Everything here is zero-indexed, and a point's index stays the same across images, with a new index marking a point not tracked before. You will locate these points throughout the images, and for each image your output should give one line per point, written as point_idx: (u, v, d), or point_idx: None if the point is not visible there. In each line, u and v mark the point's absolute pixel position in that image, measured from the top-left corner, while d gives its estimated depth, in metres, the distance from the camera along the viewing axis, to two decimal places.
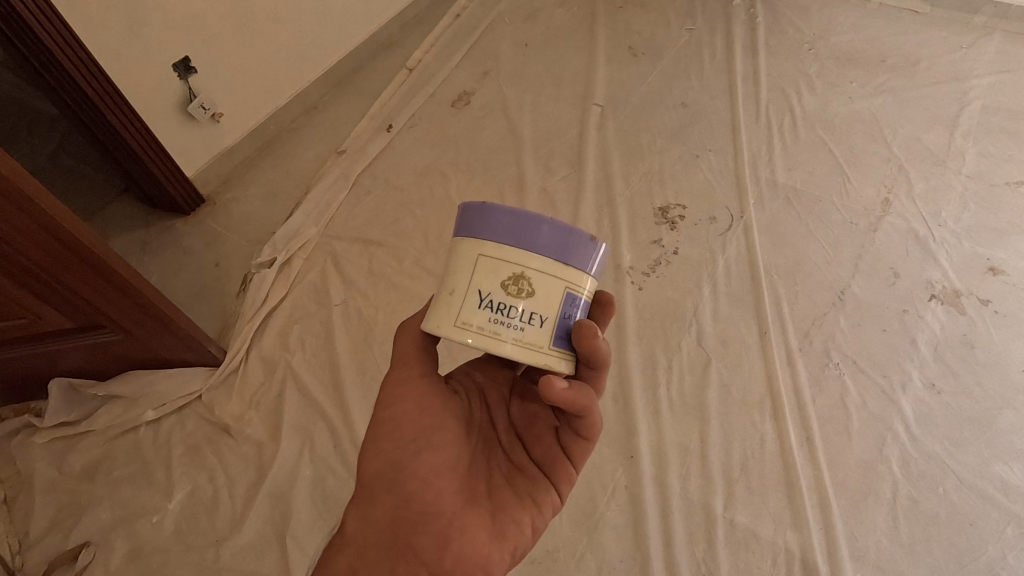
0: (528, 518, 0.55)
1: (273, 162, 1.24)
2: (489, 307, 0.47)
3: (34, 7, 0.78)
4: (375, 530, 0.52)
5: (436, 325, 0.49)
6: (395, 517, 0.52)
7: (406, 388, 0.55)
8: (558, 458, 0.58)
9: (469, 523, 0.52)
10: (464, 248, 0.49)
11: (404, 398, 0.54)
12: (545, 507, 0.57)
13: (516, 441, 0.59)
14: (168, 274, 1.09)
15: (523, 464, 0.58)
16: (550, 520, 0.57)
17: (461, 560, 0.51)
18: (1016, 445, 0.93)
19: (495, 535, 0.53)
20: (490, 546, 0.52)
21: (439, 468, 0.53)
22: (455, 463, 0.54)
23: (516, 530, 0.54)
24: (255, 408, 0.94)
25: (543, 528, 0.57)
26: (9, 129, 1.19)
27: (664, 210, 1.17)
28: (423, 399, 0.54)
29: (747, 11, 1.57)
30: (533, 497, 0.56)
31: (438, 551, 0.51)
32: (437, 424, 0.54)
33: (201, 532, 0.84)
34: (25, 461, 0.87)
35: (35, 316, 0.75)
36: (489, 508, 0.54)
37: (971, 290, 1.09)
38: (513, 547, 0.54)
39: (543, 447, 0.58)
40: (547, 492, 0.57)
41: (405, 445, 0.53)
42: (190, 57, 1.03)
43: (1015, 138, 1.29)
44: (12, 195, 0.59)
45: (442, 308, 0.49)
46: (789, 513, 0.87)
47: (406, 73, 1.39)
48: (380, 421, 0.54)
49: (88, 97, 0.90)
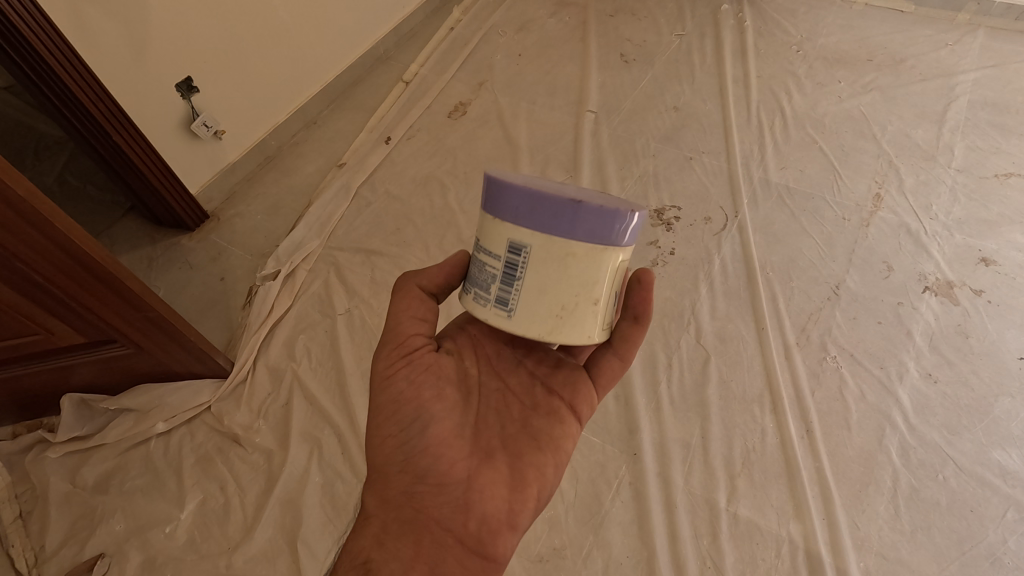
0: (548, 460, 0.58)
1: (274, 177, 1.27)
2: (614, 303, 0.53)
3: (42, 33, 0.81)
4: (393, 507, 0.55)
5: (592, 339, 0.51)
6: (414, 493, 0.55)
7: (393, 364, 0.55)
8: (574, 395, 0.62)
9: (488, 484, 0.55)
10: (606, 254, 0.48)
11: (394, 377, 0.55)
12: (565, 443, 0.60)
13: (530, 382, 0.62)
14: (174, 288, 1.11)
15: (535, 405, 0.61)
16: (571, 453, 0.61)
17: (484, 520, 0.54)
18: (1012, 431, 0.95)
19: (515, 486, 0.56)
20: (512, 499, 0.56)
21: (447, 436, 0.55)
22: (461, 428, 0.57)
23: (536, 475, 0.57)
24: (263, 418, 0.96)
25: (566, 464, 0.60)
26: (16, 152, 1.23)
27: (659, 212, 1.19)
28: (414, 374, 0.55)
29: (735, 15, 1.61)
30: (552, 437, 0.59)
31: (463, 518, 0.54)
32: (434, 394, 0.56)
33: (214, 540, 0.85)
34: (39, 475, 0.88)
35: (48, 332, 0.77)
36: (506, 460, 0.57)
37: (964, 281, 1.10)
38: (535, 492, 0.57)
39: (555, 382, 0.62)
40: (564, 427, 0.60)
41: (408, 425, 0.54)
42: (192, 76, 1.06)
43: (1003, 132, 1.32)
44: (24, 212, 0.62)
45: (586, 318, 0.50)
46: (792, 505, 0.88)
47: (403, 86, 1.42)
48: (378, 405, 0.56)
49: (95, 119, 0.92)
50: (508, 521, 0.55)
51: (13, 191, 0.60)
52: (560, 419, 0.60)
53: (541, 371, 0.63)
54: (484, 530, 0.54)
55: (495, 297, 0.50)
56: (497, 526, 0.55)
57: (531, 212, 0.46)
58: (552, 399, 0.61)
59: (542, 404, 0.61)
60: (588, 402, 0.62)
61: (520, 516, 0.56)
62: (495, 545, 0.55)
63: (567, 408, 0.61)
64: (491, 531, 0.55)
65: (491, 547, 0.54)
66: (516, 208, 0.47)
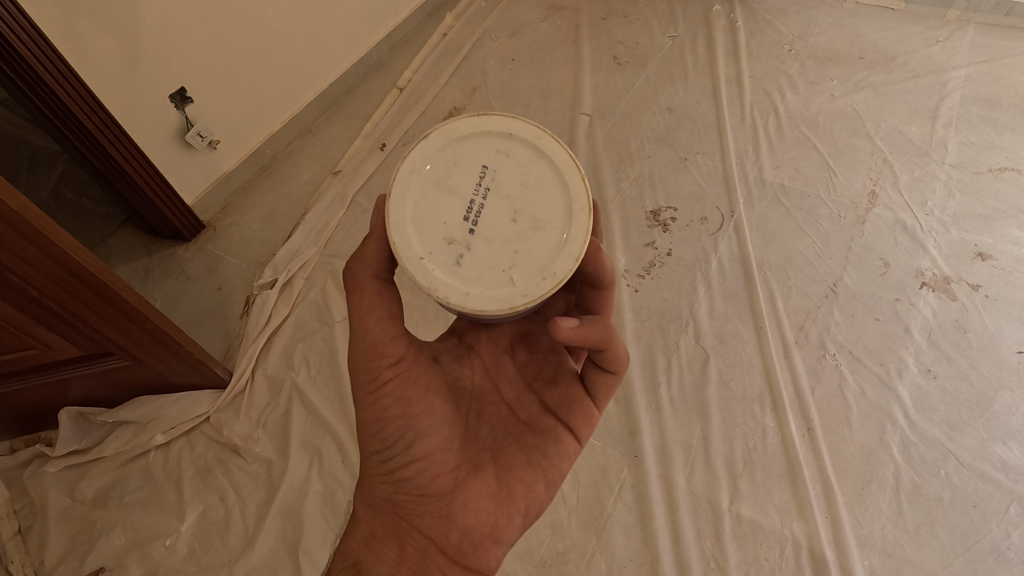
0: (537, 476, 0.58)
1: (270, 186, 1.27)
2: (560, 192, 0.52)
3: (35, 47, 0.81)
4: (380, 512, 0.57)
5: (541, 129, 0.51)
6: (397, 502, 0.56)
7: (376, 379, 0.54)
8: (571, 408, 0.60)
9: (472, 497, 0.55)
10: None
11: (379, 395, 0.54)
12: (559, 462, 0.59)
13: (526, 394, 0.61)
14: (172, 299, 1.11)
15: (530, 421, 0.60)
16: (565, 472, 0.60)
17: (466, 533, 0.55)
18: (1013, 425, 0.95)
19: (500, 500, 0.56)
20: (496, 513, 0.56)
21: (433, 452, 0.55)
22: (447, 442, 0.56)
23: (523, 491, 0.57)
24: (262, 428, 0.96)
25: (558, 482, 0.60)
26: (10, 166, 1.23)
27: (655, 213, 1.20)
28: (398, 391, 0.54)
29: (727, 15, 1.61)
30: (543, 455, 0.58)
31: (444, 528, 0.55)
32: (421, 410, 0.55)
33: (214, 552, 0.85)
34: (38, 490, 0.87)
35: (45, 346, 0.76)
36: (493, 474, 0.57)
37: (961, 276, 1.10)
38: (523, 508, 0.57)
39: (552, 399, 0.61)
40: (558, 445, 0.59)
41: (392, 441, 0.55)
42: (186, 87, 1.05)
43: (995, 126, 1.32)
44: (18, 226, 0.61)
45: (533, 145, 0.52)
46: (795, 504, 0.88)
47: (397, 93, 1.42)
48: (363, 419, 0.56)
49: (89, 131, 0.92)
50: (491, 535, 0.56)
51: (7, 206, 0.59)
52: (556, 438, 0.59)
53: (538, 386, 0.62)
54: (465, 542, 0.55)
55: None
56: (480, 538, 0.55)
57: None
58: (547, 417, 0.60)
59: (538, 420, 0.60)
60: (586, 421, 0.61)
61: (505, 530, 0.56)
62: (477, 555, 0.55)
63: (565, 427, 0.60)
64: (473, 543, 0.55)
65: (472, 558, 0.55)
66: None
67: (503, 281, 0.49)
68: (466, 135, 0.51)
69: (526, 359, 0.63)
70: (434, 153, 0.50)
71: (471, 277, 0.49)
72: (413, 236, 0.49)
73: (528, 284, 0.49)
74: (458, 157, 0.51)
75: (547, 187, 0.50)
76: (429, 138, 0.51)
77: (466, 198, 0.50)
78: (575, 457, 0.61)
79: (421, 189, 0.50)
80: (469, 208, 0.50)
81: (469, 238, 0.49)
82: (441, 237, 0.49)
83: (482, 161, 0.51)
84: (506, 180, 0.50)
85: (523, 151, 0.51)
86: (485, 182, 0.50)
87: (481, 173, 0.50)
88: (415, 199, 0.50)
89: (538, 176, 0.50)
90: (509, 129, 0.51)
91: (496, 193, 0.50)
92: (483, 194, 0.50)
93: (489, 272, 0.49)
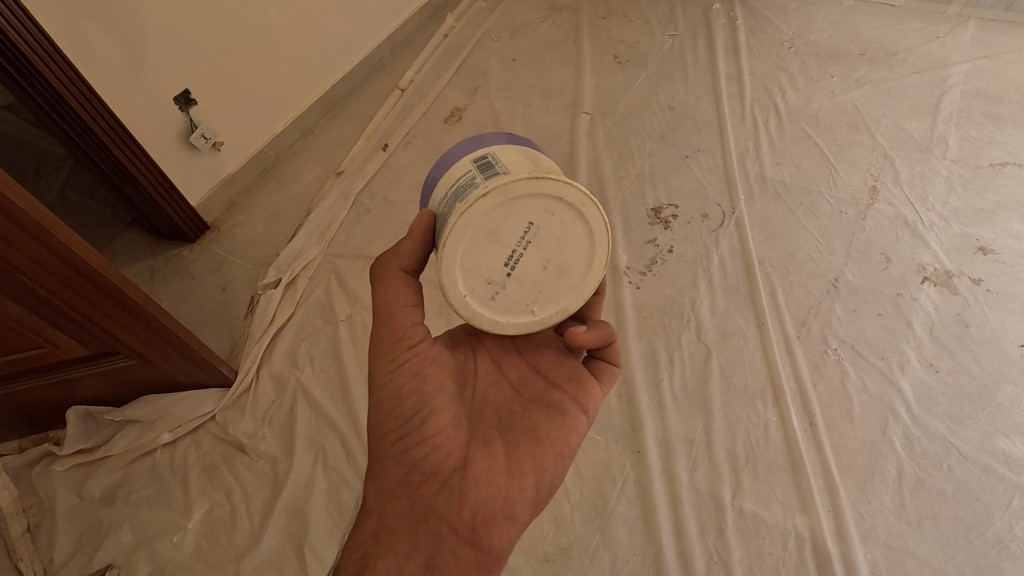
0: (546, 451, 0.58)
1: (273, 187, 1.28)
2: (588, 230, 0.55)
3: (41, 50, 0.82)
4: (391, 499, 0.56)
5: (587, 192, 0.51)
6: (408, 484, 0.56)
7: (396, 360, 0.57)
8: (575, 384, 0.62)
9: (482, 471, 0.56)
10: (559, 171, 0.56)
11: (397, 372, 0.56)
12: (567, 434, 0.59)
13: (530, 375, 0.63)
14: (178, 299, 1.12)
15: (537, 397, 0.61)
16: (575, 447, 0.60)
17: (478, 509, 0.54)
18: (1015, 418, 0.95)
19: (511, 474, 0.56)
20: (508, 488, 0.56)
21: (442, 428, 0.56)
22: (456, 420, 0.58)
23: (533, 464, 0.57)
24: (268, 426, 0.97)
25: (568, 456, 0.59)
26: (17, 169, 1.24)
27: (657, 211, 1.20)
28: (416, 368, 0.57)
29: (727, 14, 1.62)
30: (550, 429, 0.59)
31: (456, 506, 0.55)
32: (435, 387, 0.57)
33: (221, 549, 0.86)
34: (46, 489, 0.88)
35: (53, 345, 0.77)
36: (503, 449, 0.57)
37: (963, 270, 1.10)
38: (534, 481, 0.57)
39: (557, 376, 0.62)
40: (568, 418, 0.60)
41: (411, 421, 0.56)
42: (190, 89, 1.07)
43: (997, 121, 1.32)
44: (26, 226, 0.62)
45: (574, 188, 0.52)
46: (797, 498, 0.88)
47: (398, 94, 1.43)
48: (379, 399, 0.58)
49: (95, 133, 0.93)
50: (504, 510, 0.55)
51: (14, 205, 0.60)
52: (562, 411, 0.60)
53: (543, 366, 0.63)
54: (478, 520, 0.54)
55: (482, 174, 0.51)
56: (493, 514, 0.55)
57: (474, 143, 0.55)
58: (553, 392, 0.61)
59: (544, 396, 0.61)
60: (593, 397, 0.62)
61: (518, 506, 0.56)
62: (491, 534, 0.55)
63: (571, 401, 0.61)
64: (486, 520, 0.55)
65: (485, 536, 0.55)
66: (465, 149, 0.55)
67: (527, 312, 0.55)
68: (521, 194, 0.49)
69: (527, 346, 0.64)
70: (489, 210, 0.49)
71: (504, 308, 0.54)
72: (456, 274, 0.52)
73: (547, 317, 0.55)
74: (511, 214, 0.50)
75: (578, 240, 0.53)
76: (486, 195, 0.48)
77: (511, 248, 0.52)
78: (586, 431, 0.61)
79: (474, 239, 0.50)
80: (511, 256, 0.52)
81: (507, 280, 0.53)
82: (482, 278, 0.52)
83: (531, 216, 0.50)
84: (547, 237, 0.52)
85: (566, 211, 0.51)
86: (529, 237, 0.51)
87: (528, 228, 0.51)
88: (464, 248, 0.51)
89: (575, 233, 0.53)
90: (558, 194, 0.50)
91: (537, 246, 0.52)
92: (525, 245, 0.52)
93: (518, 305, 0.54)
